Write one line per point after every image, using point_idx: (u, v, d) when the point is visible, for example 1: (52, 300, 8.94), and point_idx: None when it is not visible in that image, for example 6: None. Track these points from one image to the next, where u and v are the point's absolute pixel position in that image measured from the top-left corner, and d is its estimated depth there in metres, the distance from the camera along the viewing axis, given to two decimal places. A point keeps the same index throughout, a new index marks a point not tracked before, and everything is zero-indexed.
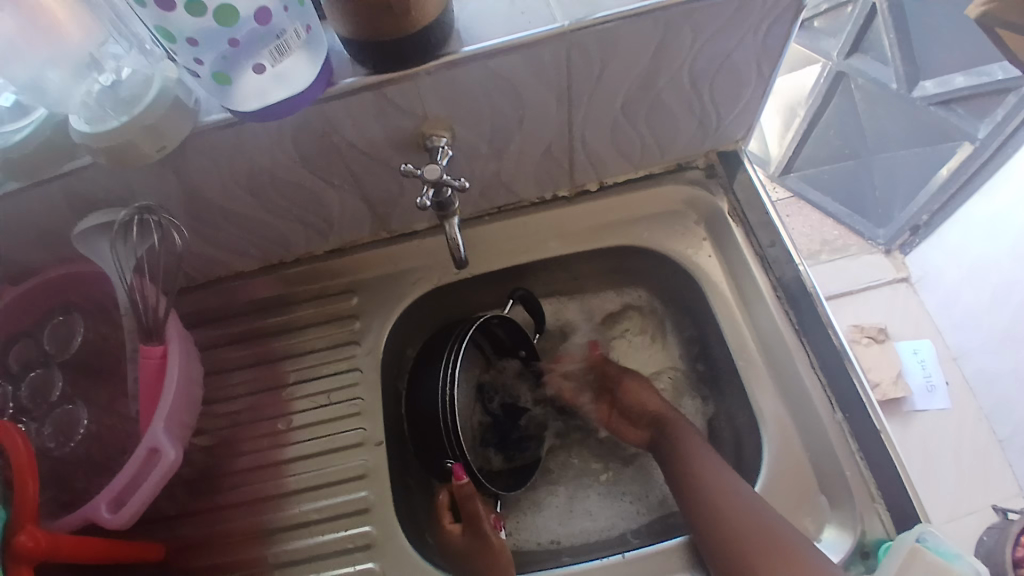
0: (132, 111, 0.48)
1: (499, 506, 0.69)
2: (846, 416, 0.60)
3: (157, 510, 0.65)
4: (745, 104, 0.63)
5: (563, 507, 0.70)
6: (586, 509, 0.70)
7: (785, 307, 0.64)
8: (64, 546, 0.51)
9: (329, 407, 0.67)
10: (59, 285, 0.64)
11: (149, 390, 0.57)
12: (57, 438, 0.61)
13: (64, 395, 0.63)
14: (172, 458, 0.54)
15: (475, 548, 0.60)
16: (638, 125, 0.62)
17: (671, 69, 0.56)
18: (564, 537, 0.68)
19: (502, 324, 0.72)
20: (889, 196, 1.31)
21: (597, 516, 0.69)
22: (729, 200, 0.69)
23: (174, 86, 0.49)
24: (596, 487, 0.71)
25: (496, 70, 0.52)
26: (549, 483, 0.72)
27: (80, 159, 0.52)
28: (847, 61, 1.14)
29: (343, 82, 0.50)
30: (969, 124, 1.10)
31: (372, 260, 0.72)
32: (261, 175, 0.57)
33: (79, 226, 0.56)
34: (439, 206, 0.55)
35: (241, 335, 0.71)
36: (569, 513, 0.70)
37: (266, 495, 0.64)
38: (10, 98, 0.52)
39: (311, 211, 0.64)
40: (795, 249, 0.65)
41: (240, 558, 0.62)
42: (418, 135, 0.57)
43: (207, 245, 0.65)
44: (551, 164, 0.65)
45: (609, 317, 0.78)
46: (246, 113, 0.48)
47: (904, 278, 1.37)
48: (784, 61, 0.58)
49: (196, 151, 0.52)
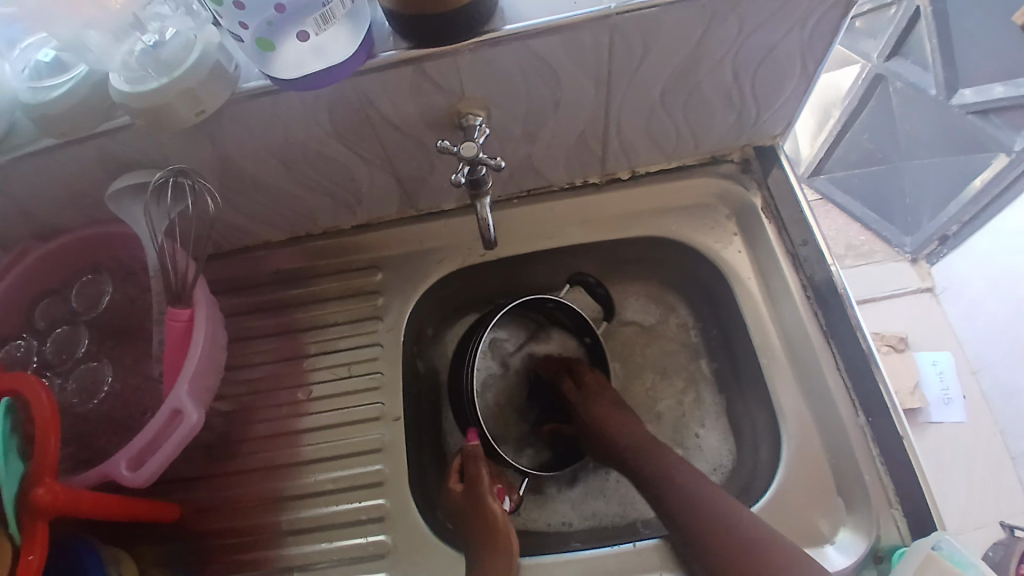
0: (172, 74, 0.48)
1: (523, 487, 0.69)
2: (870, 420, 0.59)
3: (174, 472, 0.66)
4: (785, 99, 0.62)
5: (578, 494, 0.71)
6: (602, 497, 0.70)
7: (815, 308, 0.64)
8: (82, 502, 0.52)
9: (349, 379, 0.68)
10: (86, 245, 0.64)
11: (174, 354, 0.57)
12: (82, 394, 0.62)
13: (90, 352, 0.64)
14: (193, 421, 0.55)
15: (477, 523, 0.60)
16: (674, 115, 0.62)
17: (712, 60, 0.55)
18: (575, 519, 0.69)
19: (561, 307, 0.71)
20: (917, 205, 1.29)
21: (611, 498, 0.70)
22: (761, 195, 0.68)
23: (216, 51, 0.49)
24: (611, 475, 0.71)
25: (537, 51, 0.51)
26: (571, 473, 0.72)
27: (115, 120, 0.52)
28: (885, 63, 1.13)
29: (383, 56, 0.49)
30: (1004, 135, 1.07)
31: (398, 237, 0.72)
32: (294, 146, 0.57)
33: (110, 188, 0.56)
34: (472, 184, 0.54)
35: (265, 304, 0.71)
36: (584, 498, 0.70)
37: (282, 462, 0.65)
38: (49, 54, 0.52)
39: (341, 184, 0.64)
40: (828, 251, 0.65)
41: (254, 523, 0.63)
42: (454, 112, 0.56)
43: (236, 213, 0.65)
44: (583, 150, 0.65)
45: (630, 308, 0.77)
46: (283, 82, 0.48)
47: (927, 288, 1.34)
48: (828, 58, 0.57)
49: (231, 119, 0.52)
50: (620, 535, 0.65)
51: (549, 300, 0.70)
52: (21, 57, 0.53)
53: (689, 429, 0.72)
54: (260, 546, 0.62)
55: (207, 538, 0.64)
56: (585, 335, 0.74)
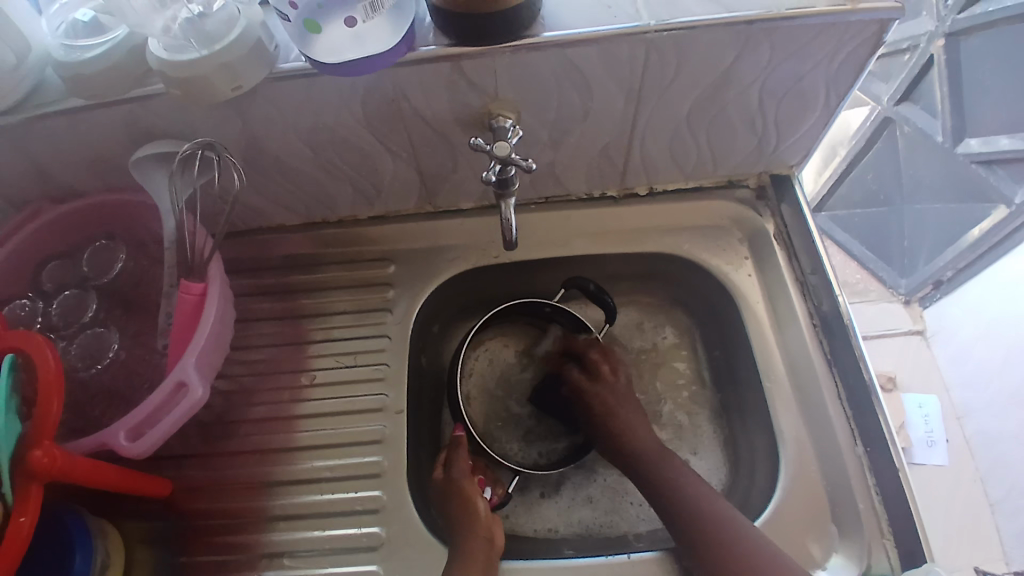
0: (213, 47, 0.48)
1: (514, 484, 0.70)
2: (868, 450, 0.60)
3: (168, 447, 0.65)
4: (806, 131, 0.63)
5: (566, 503, 0.70)
6: (588, 504, 0.70)
7: (819, 335, 0.65)
8: (77, 469, 0.51)
9: (354, 368, 0.68)
10: (96, 211, 0.63)
11: (183, 327, 0.57)
12: (86, 359, 0.62)
13: (97, 318, 0.64)
14: (198, 396, 0.54)
15: (461, 517, 0.60)
16: (698, 136, 0.63)
17: (740, 85, 0.56)
18: (562, 526, 0.69)
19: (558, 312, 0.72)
20: (915, 247, 1.32)
21: (597, 506, 0.70)
22: (775, 223, 0.70)
23: (257, 29, 0.50)
24: (602, 486, 0.71)
25: (573, 59, 0.52)
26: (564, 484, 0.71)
27: (149, 86, 0.52)
28: (895, 107, 1.15)
29: (423, 50, 0.50)
30: (1006, 185, 1.09)
31: (414, 232, 0.72)
32: (324, 132, 0.57)
33: (135, 154, 0.56)
34: (499, 184, 0.55)
35: (274, 287, 0.71)
36: (570, 506, 0.70)
37: (278, 447, 0.65)
38: (87, 14, 0.51)
39: (363, 174, 0.64)
40: (836, 281, 0.66)
41: (243, 506, 0.63)
42: (484, 113, 0.57)
43: (255, 193, 0.66)
44: (605, 162, 0.66)
45: (635, 322, 0.78)
46: (323, 66, 0.49)
47: (919, 331, 1.37)
48: (851, 93, 0.58)
49: (265, 98, 0.53)
50: (611, 546, 0.65)
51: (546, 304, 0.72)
52: (58, 13, 0.52)
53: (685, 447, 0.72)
54: (248, 530, 0.62)
55: (195, 517, 0.63)
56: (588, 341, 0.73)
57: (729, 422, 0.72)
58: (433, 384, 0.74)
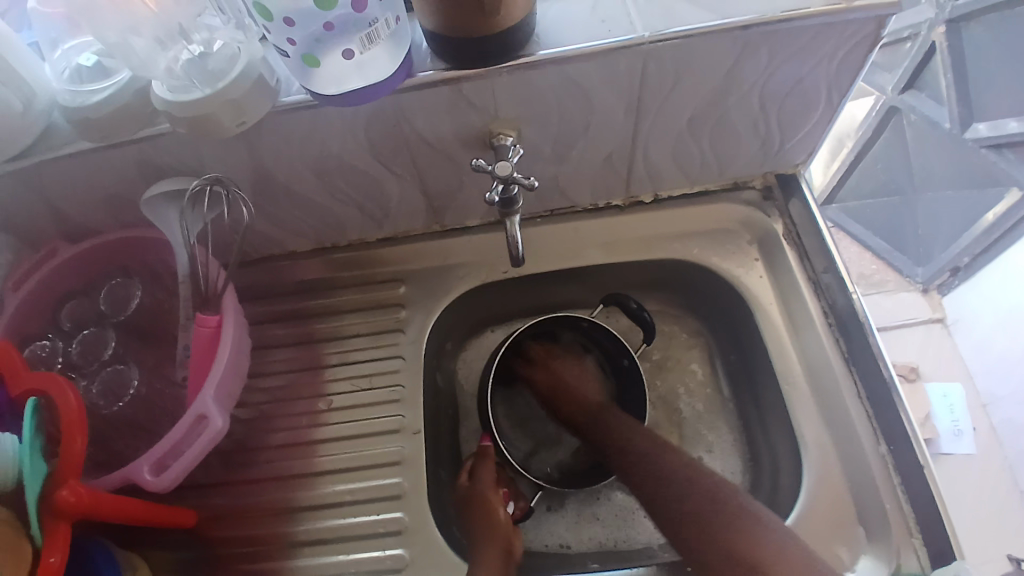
0: (215, 85, 0.49)
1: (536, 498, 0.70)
2: (891, 449, 0.59)
3: (192, 477, 0.66)
4: (809, 129, 0.63)
5: (577, 517, 0.70)
6: (596, 521, 0.69)
7: (836, 335, 0.64)
8: (104, 505, 0.52)
9: (370, 391, 0.68)
10: (113, 248, 0.65)
11: (202, 359, 0.58)
12: (107, 396, 0.63)
13: (116, 354, 0.65)
14: (217, 427, 0.55)
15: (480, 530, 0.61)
16: (701, 142, 0.63)
17: (740, 90, 0.56)
18: (573, 542, 0.68)
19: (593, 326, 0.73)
20: (931, 235, 1.29)
21: (606, 521, 0.69)
22: (783, 223, 0.70)
23: (260, 64, 0.50)
24: (610, 502, 0.70)
25: (571, 74, 0.52)
26: (569, 499, 0.71)
27: (157, 126, 0.53)
28: (900, 96, 1.14)
29: (422, 75, 0.50)
30: (1019, 170, 1.07)
31: (423, 252, 0.72)
32: (329, 159, 0.58)
33: (146, 193, 0.57)
34: (503, 204, 0.55)
35: (288, 314, 0.72)
36: (580, 521, 0.70)
37: (299, 472, 0.65)
38: (91, 57, 0.53)
39: (370, 198, 0.65)
40: (849, 277, 0.65)
41: (267, 533, 0.63)
42: (486, 132, 0.57)
43: (266, 222, 0.66)
44: (609, 172, 0.66)
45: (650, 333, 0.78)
46: (324, 97, 0.50)
47: (939, 319, 1.35)
48: (853, 90, 0.58)
49: (270, 130, 0.53)
50: (634, 560, 0.64)
51: (582, 320, 0.73)
52: (62, 58, 0.53)
53: (692, 449, 0.72)
54: (273, 557, 0.62)
55: (221, 546, 0.63)
56: (624, 357, 0.73)
57: (747, 423, 0.71)
58: (450, 400, 0.75)
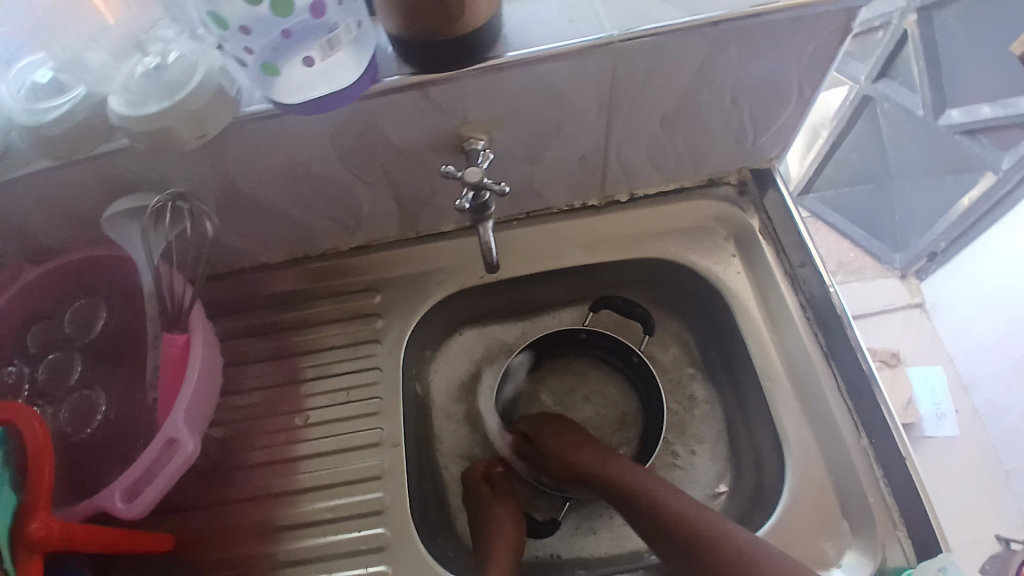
0: (174, 97, 0.47)
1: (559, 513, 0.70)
2: (873, 441, 0.59)
3: (168, 500, 0.64)
4: (782, 124, 0.62)
5: (572, 529, 0.68)
6: (591, 536, 0.68)
7: (814, 329, 0.64)
8: (76, 536, 0.51)
9: (348, 404, 0.67)
10: (74, 270, 0.63)
11: (170, 381, 0.57)
12: (75, 422, 0.61)
13: (83, 378, 0.63)
14: (190, 450, 0.54)
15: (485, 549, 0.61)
16: (675, 139, 0.62)
17: (713, 85, 0.55)
18: (564, 550, 0.67)
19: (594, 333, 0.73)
20: (907, 223, 1.30)
21: (602, 537, 0.68)
22: (759, 218, 0.69)
23: (219, 73, 0.48)
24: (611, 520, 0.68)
25: (541, 75, 0.51)
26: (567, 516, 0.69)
27: (115, 142, 0.51)
28: (874, 85, 1.14)
29: (387, 80, 0.48)
30: (992, 156, 1.08)
31: (398, 260, 0.71)
32: (295, 169, 0.56)
33: (108, 210, 0.56)
34: (476, 209, 0.55)
35: (262, 328, 0.70)
36: (575, 533, 0.68)
37: (280, 490, 0.64)
38: (46, 74, 0.50)
39: (341, 207, 0.63)
40: (825, 271, 0.66)
41: (249, 553, 0.62)
42: (456, 137, 0.56)
43: (233, 235, 0.65)
44: (584, 172, 0.65)
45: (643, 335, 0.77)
46: (288, 107, 0.47)
47: (917, 304, 1.36)
48: (825, 83, 0.57)
49: (232, 140, 0.52)
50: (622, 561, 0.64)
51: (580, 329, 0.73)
52: (17, 76, 0.50)
53: (672, 444, 0.71)
54: None
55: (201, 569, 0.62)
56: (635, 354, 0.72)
57: (727, 420, 0.71)
58: (431, 409, 0.73)
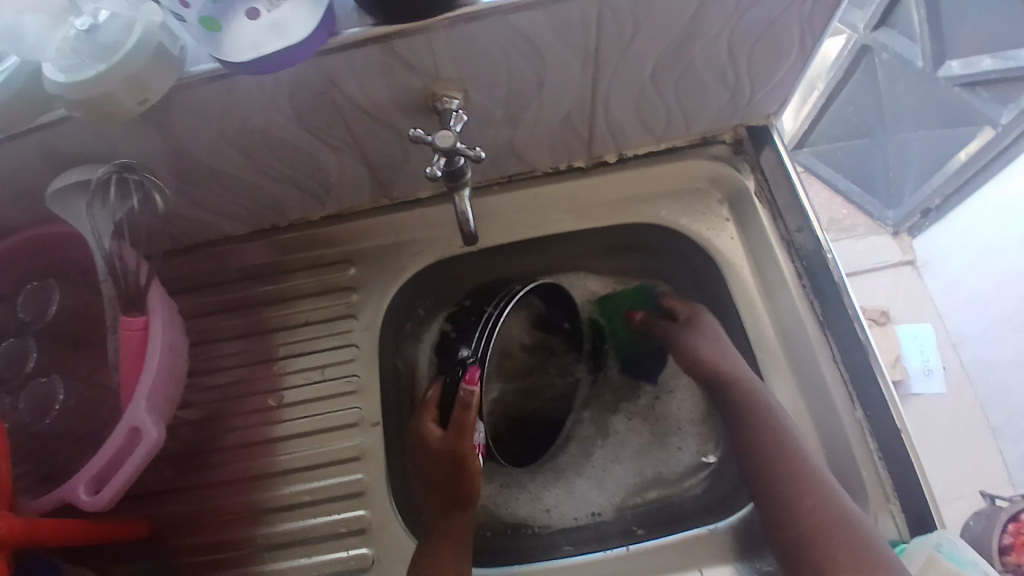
0: (111, 59, 0.42)
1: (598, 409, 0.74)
2: (868, 414, 0.57)
3: (145, 484, 0.62)
4: (781, 77, 0.58)
5: (597, 477, 0.70)
6: (616, 463, 0.70)
7: (810, 299, 0.61)
8: (43, 531, 0.48)
9: (323, 383, 0.64)
10: (24, 250, 0.58)
11: (128, 365, 0.53)
12: (34, 412, 0.57)
13: (40, 365, 0.59)
14: (154, 437, 0.51)
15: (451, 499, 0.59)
16: (664, 94, 0.58)
17: (709, 35, 0.50)
18: (603, 506, 0.68)
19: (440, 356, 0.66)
20: (901, 176, 1.25)
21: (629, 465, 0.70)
22: (755, 178, 0.65)
23: (158, 31, 0.43)
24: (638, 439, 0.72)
25: (519, 26, 0.46)
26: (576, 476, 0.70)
27: (56, 112, 0.46)
28: (873, 34, 1.06)
29: (347, 33, 0.44)
30: (992, 109, 1.04)
31: (372, 228, 0.67)
32: (253, 134, 0.52)
33: (52, 185, 0.51)
34: (450, 176, 0.51)
35: (233, 304, 0.66)
36: (602, 479, 0.70)
37: (258, 473, 0.61)
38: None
39: (307, 174, 0.59)
40: (823, 235, 0.62)
41: (228, 538, 0.60)
42: (428, 95, 0.51)
43: (193, 206, 0.60)
44: (570, 132, 0.61)
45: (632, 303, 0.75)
46: (236, 66, 0.43)
47: (909, 261, 1.34)
48: (829, 31, 0.53)
49: (182, 106, 0.47)
50: (631, 532, 0.64)
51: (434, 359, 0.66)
52: None
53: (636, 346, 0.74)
54: (239, 562, 0.59)
55: (181, 555, 0.60)
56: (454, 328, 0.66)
57: None
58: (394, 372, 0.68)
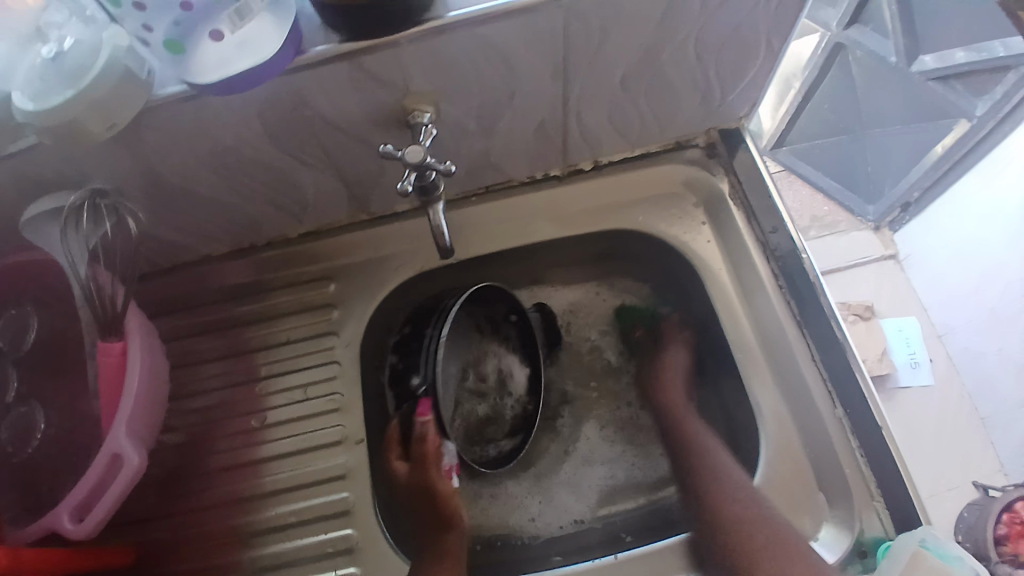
0: (79, 84, 0.42)
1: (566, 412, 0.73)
2: (847, 412, 0.57)
3: (128, 511, 0.61)
4: (751, 79, 0.59)
5: (577, 485, 0.69)
6: (597, 467, 0.70)
7: (787, 298, 0.62)
8: (27, 563, 0.48)
9: (306, 402, 0.64)
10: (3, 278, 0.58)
11: (107, 391, 0.53)
12: (15, 443, 0.57)
13: (20, 394, 0.59)
14: (135, 463, 0.51)
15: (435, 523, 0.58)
16: (637, 100, 0.58)
17: (677, 39, 0.51)
18: (586, 513, 0.68)
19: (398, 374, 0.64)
20: (880, 172, 1.26)
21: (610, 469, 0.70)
22: (729, 180, 0.66)
23: (124, 55, 0.43)
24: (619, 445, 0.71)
25: (487, 38, 0.46)
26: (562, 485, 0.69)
27: (25, 138, 0.46)
28: (844, 32, 1.06)
29: (314, 51, 0.44)
30: (966, 102, 1.06)
31: (351, 244, 0.67)
32: (226, 154, 0.52)
33: (24, 213, 0.51)
34: (422, 191, 0.52)
35: (214, 325, 0.66)
36: (582, 485, 0.69)
37: (242, 495, 0.61)
38: None
39: (284, 191, 0.59)
40: (798, 236, 0.63)
41: (214, 563, 0.59)
42: (399, 110, 0.51)
43: (169, 227, 0.60)
44: (544, 140, 0.61)
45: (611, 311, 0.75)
46: (207, 87, 0.43)
47: (889, 256, 1.34)
48: (795, 32, 0.53)
49: (152, 128, 0.47)
50: (620, 540, 0.63)
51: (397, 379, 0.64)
52: None
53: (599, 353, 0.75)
54: None
55: None
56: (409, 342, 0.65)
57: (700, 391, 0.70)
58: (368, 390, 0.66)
